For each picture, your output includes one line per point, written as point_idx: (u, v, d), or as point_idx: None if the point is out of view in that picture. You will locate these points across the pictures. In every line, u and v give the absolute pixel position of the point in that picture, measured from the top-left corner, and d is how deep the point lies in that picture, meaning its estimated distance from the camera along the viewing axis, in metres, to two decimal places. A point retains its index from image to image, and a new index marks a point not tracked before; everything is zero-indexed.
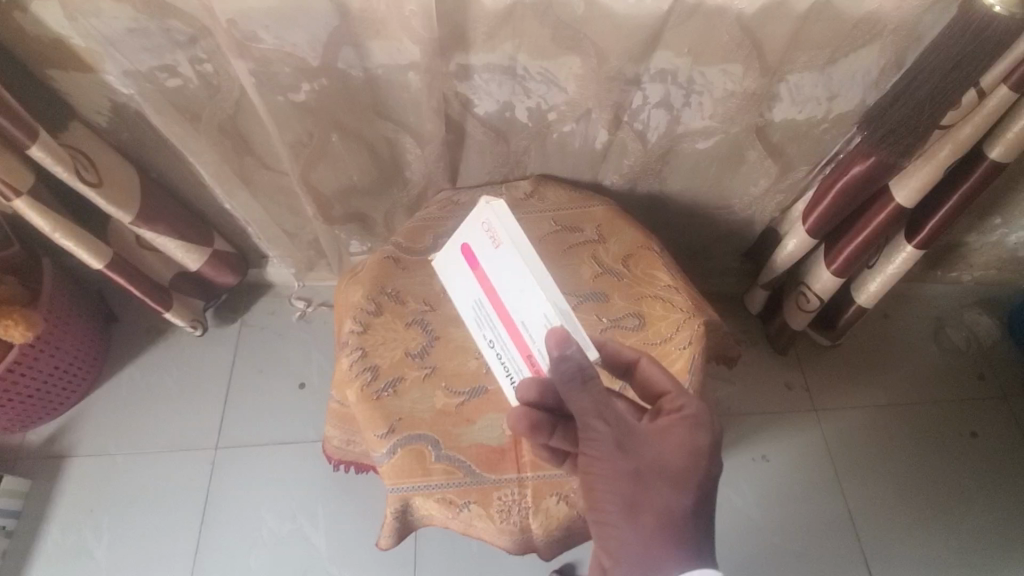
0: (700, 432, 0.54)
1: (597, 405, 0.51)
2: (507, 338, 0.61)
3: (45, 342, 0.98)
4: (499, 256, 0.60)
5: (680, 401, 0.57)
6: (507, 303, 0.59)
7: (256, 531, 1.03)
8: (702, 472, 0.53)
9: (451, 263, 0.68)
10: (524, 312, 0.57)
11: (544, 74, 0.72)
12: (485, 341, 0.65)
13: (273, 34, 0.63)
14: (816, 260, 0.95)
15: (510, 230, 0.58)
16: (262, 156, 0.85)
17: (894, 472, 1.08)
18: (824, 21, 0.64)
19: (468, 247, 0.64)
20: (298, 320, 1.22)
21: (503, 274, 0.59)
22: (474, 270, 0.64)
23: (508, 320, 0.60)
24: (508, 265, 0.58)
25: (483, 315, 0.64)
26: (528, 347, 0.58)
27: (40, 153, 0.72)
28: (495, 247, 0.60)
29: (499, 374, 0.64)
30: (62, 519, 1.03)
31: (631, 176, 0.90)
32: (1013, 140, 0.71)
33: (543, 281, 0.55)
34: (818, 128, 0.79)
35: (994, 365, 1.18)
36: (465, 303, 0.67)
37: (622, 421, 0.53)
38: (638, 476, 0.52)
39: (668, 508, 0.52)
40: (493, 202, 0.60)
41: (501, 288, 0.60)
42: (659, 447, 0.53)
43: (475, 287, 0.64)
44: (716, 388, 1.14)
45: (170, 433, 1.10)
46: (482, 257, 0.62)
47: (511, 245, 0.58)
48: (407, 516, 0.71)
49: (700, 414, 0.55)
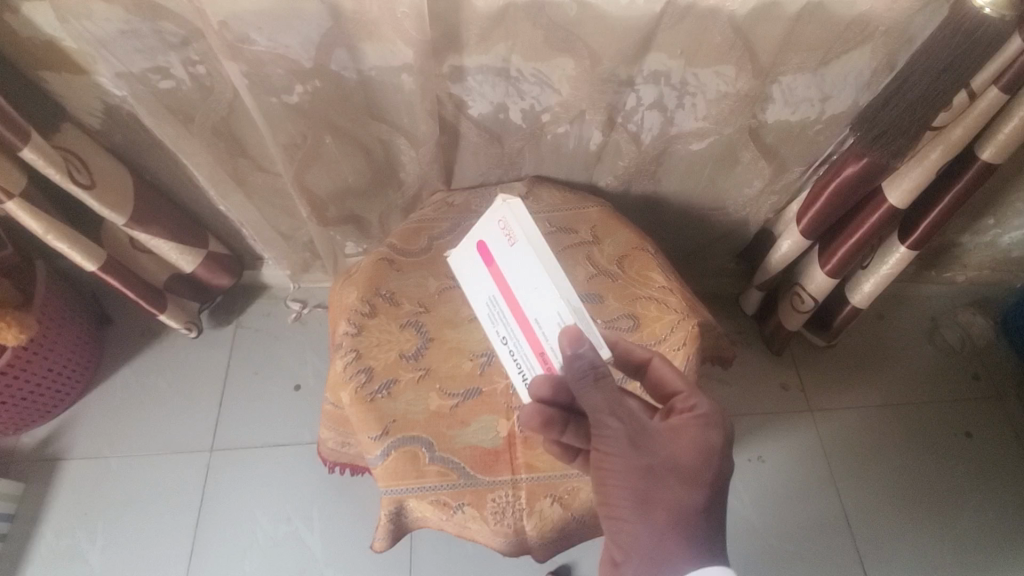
0: (712, 431, 0.54)
1: (609, 403, 0.52)
2: (520, 334, 0.61)
3: (38, 345, 0.98)
4: (513, 252, 0.59)
5: (692, 400, 0.57)
6: (521, 300, 0.59)
7: (252, 533, 1.02)
8: (714, 469, 0.53)
9: (466, 259, 0.68)
10: (538, 309, 0.57)
11: (537, 76, 0.72)
12: (498, 337, 0.65)
13: (265, 36, 0.63)
14: (811, 261, 0.95)
15: (525, 227, 0.57)
16: (256, 158, 0.85)
17: (890, 471, 1.09)
18: (817, 24, 0.64)
19: (483, 243, 0.64)
20: (293, 322, 1.22)
21: (517, 271, 0.59)
22: (489, 266, 0.64)
23: (521, 317, 0.60)
24: (523, 262, 0.58)
25: (496, 312, 0.64)
26: (541, 344, 0.58)
27: (32, 156, 0.72)
28: (509, 244, 0.59)
29: (512, 372, 0.64)
30: (56, 522, 1.03)
31: (625, 177, 0.90)
32: (1004, 142, 0.71)
33: (558, 279, 0.54)
34: (811, 129, 0.80)
35: (988, 365, 1.18)
36: (480, 299, 0.67)
37: (635, 418, 0.53)
38: (651, 472, 0.52)
39: (680, 504, 0.52)
40: (509, 201, 0.58)
41: (515, 285, 0.59)
42: (671, 445, 0.53)
43: (489, 284, 0.64)
44: (712, 389, 1.15)
45: (165, 435, 1.10)
46: (497, 253, 0.61)
47: (525, 242, 0.57)
48: (401, 518, 0.71)
49: (712, 413, 0.55)
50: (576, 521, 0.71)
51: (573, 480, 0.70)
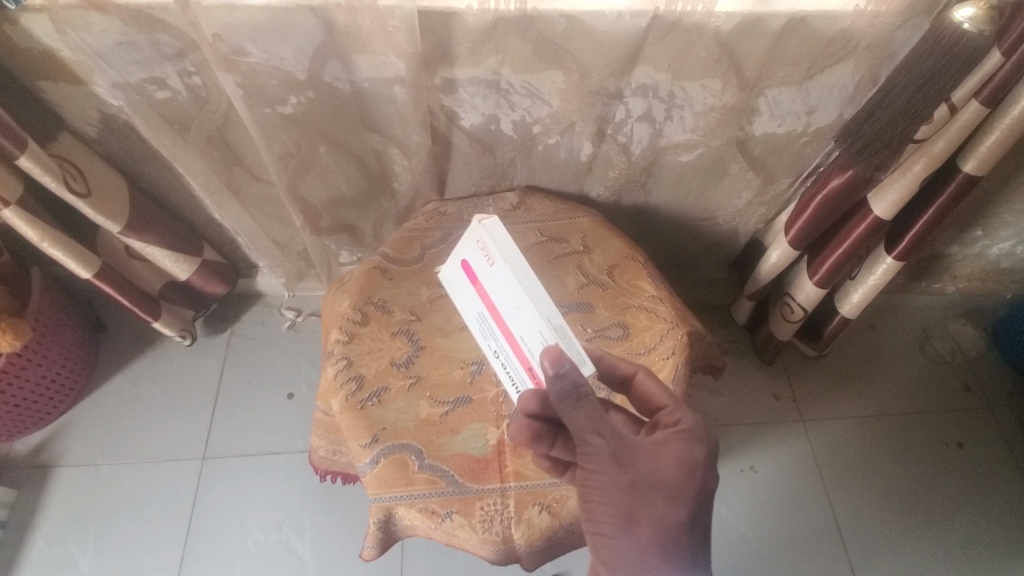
0: (696, 445, 0.55)
1: (592, 421, 0.52)
2: (510, 350, 0.62)
3: (33, 351, 0.98)
4: (494, 272, 0.59)
5: (676, 414, 0.57)
6: (506, 318, 0.60)
7: (242, 543, 1.02)
8: (697, 484, 0.54)
9: (454, 276, 0.69)
10: (521, 327, 0.57)
11: (528, 88, 0.73)
12: (491, 351, 0.66)
13: (260, 48, 0.64)
14: (800, 272, 0.96)
15: (504, 248, 0.58)
16: (251, 167, 0.87)
17: (879, 482, 1.09)
18: (800, 39, 0.65)
19: (467, 262, 0.65)
20: (288, 330, 1.23)
21: (499, 290, 0.60)
22: (474, 284, 0.64)
23: (508, 334, 0.60)
24: (502, 282, 0.58)
25: (486, 327, 0.65)
26: (528, 360, 0.59)
27: (28, 163, 0.73)
28: (490, 264, 0.60)
29: (507, 382, 0.65)
30: (48, 530, 1.02)
31: (616, 187, 0.91)
32: (986, 154, 0.72)
33: (539, 299, 0.55)
34: (798, 142, 0.81)
35: (979, 375, 1.19)
36: (471, 314, 0.69)
37: (618, 434, 0.53)
38: (635, 488, 0.52)
39: (664, 520, 0.53)
40: (485, 222, 0.59)
41: (499, 303, 0.60)
42: (655, 460, 0.53)
43: (477, 301, 0.65)
44: (704, 399, 1.15)
45: (157, 443, 1.10)
46: (480, 273, 0.62)
47: (503, 262, 0.57)
48: (391, 526, 0.72)
49: (697, 428, 0.56)
50: (565, 530, 0.71)
51: (561, 489, 0.70)
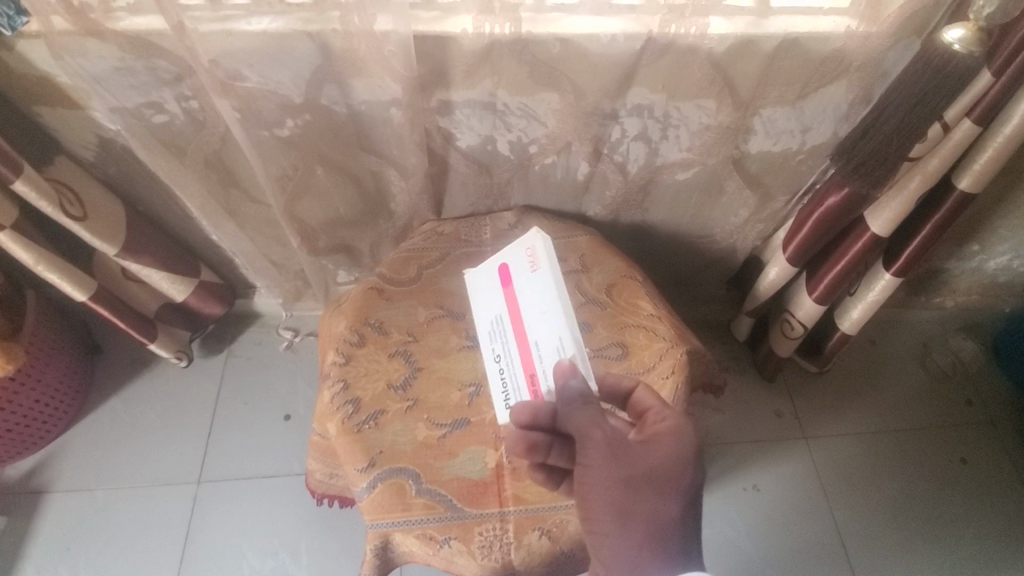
0: (687, 441, 0.54)
1: (591, 416, 0.53)
2: (515, 354, 0.64)
3: (26, 376, 0.97)
4: (535, 279, 0.64)
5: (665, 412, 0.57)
6: (530, 323, 0.63)
7: (236, 568, 1.00)
8: (688, 481, 0.53)
9: (483, 280, 0.73)
10: (540, 333, 0.61)
11: (524, 109, 0.74)
12: (492, 355, 0.68)
13: (257, 73, 0.64)
14: (798, 289, 0.95)
15: (551, 257, 0.63)
16: (248, 189, 0.87)
17: (881, 499, 1.07)
18: (793, 60, 0.66)
19: (506, 267, 0.69)
20: (285, 350, 1.22)
21: (535, 296, 0.64)
22: (506, 288, 0.68)
23: (522, 334, 0.64)
24: (543, 287, 0.63)
25: (498, 330, 0.68)
26: (533, 366, 0.62)
27: (25, 188, 0.72)
28: (532, 270, 0.65)
29: (495, 391, 0.66)
30: (38, 559, 1.00)
31: (614, 206, 0.91)
32: (981, 172, 0.72)
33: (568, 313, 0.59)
34: (793, 160, 0.81)
35: (980, 391, 1.18)
36: (484, 317, 0.71)
37: (615, 429, 0.54)
38: (631, 484, 0.52)
39: (659, 516, 0.52)
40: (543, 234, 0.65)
41: (527, 309, 0.64)
42: (650, 455, 0.53)
43: (499, 303, 0.69)
44: (705, 417, 1.14)
45: (152, 466, 1.09)
46: (517, 277, 0.67)
47: (546, 270, 0.63)
48: (388, 552, 0.70)
49: (687, 424, 0.56)
50: (565, 555, 0.69)
51: (563, 513, 0.69)
